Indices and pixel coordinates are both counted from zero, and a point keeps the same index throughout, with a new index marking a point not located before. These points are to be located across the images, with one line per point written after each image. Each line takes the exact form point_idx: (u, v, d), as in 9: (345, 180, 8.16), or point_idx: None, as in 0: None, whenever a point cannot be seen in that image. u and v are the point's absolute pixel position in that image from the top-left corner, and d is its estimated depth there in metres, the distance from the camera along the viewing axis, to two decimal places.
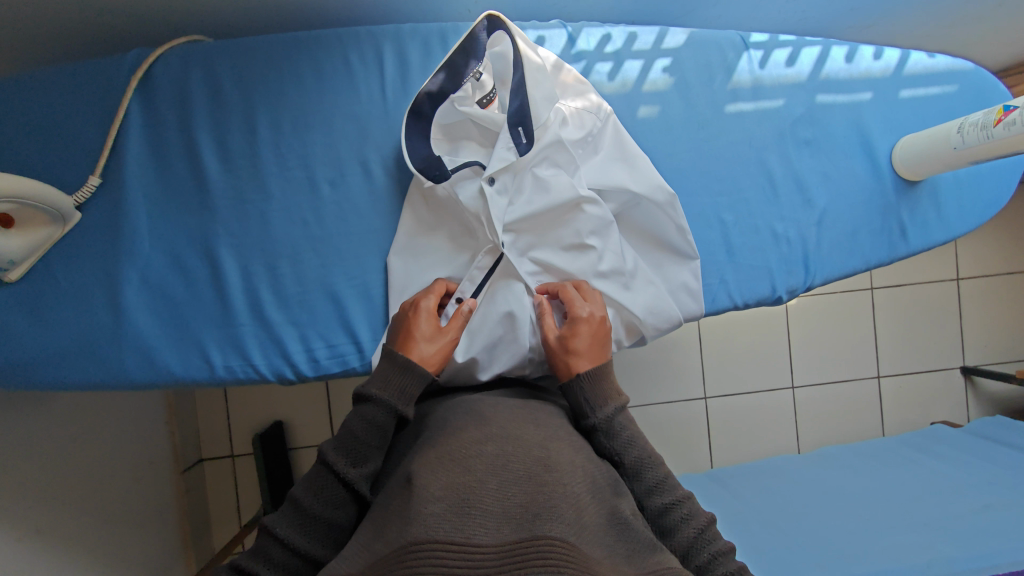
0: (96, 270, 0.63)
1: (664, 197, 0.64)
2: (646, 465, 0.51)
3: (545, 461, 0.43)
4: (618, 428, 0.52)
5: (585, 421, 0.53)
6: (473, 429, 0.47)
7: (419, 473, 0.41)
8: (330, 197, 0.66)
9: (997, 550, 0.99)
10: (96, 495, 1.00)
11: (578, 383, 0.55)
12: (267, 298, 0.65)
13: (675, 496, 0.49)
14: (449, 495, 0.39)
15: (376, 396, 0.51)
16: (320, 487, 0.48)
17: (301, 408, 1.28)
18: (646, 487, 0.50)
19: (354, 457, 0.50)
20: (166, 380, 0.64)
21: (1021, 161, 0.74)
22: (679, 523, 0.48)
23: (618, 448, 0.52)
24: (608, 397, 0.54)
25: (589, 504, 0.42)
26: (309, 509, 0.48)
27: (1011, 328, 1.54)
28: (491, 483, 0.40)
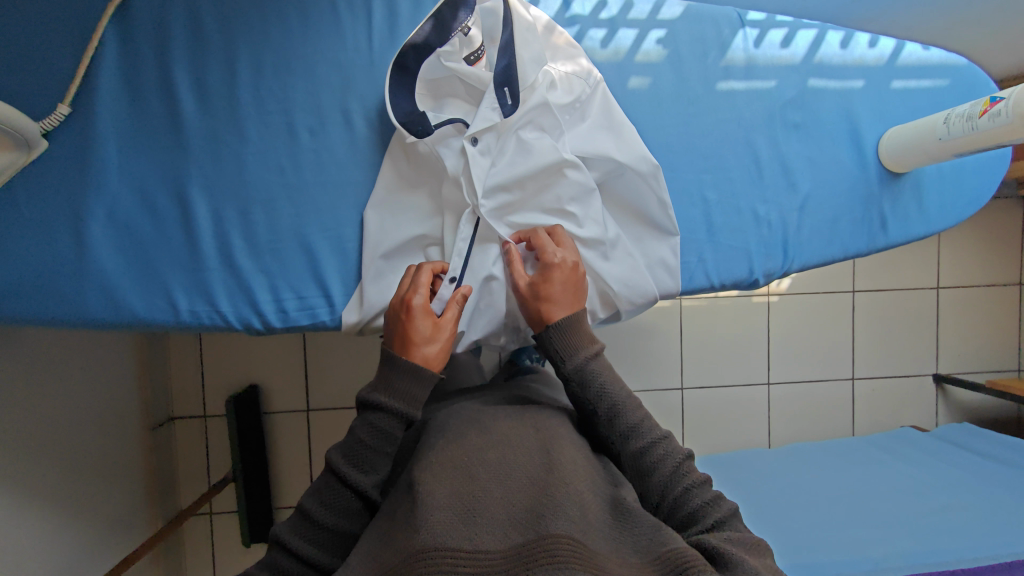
0: (62, 203, 0.61)
1: (647, 167, 0.65)
2: (618, 412, 0.56)
3: (543, 467, 0.50)
4: (589, 376, 0.58)
5: (558, 372, 0.59)
6: (475, 440, 0.54)
7: (426, 484, 0.49)
8: (309, 145, 0.65)
9: (950, 548, 1.02)
10: (66, 443, 0.98)
11: (547, 334, 0.60)
12: (239, 244, 0.64)
13: (650, 439, 0.55)
14: (454, 505, 0.46)
15: (383, 404, 0.56)
16: (331, 495, 0.54)
17: (276, 367, 1.27)
18: (623, 431, 0.56)
19: (361, 465, 0.55)
20: (131, 321, 0.63)
21: (1005, 153, 0.73)
22: (656, 461, 0.54)
23: (592, 397, 0.57)
24: (579, 346, 0.59)
25: (588, 499, 0.49)
26: (318, 517, 0.54)
27: (985, 339, 1.56)
28: (495, 491, 0.48)
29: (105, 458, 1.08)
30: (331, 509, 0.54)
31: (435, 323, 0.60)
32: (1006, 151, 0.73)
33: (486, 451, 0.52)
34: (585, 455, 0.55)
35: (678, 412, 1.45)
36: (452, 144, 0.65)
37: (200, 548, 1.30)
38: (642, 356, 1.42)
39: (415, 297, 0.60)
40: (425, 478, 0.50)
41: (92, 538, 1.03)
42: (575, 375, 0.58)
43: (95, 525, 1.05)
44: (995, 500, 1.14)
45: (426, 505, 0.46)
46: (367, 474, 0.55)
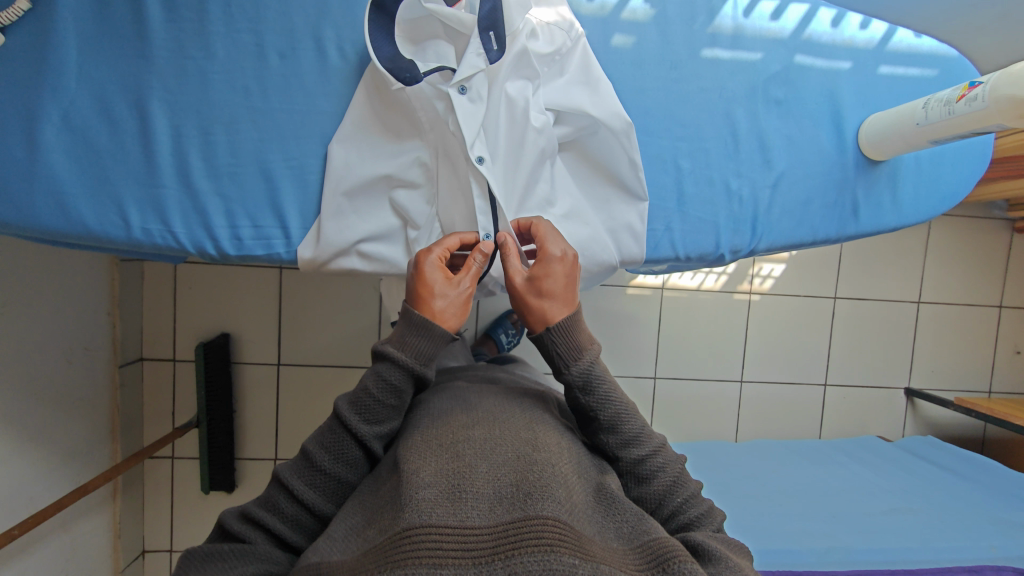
0: (17, 102, 0.59)
1: (620, 125, 0.64)
2: (622, 420, 0.54)
3: (531, 446, 0.48)
4: (594, 382, 0.55)
5: (561, 378, 0.56)
6: (461, 421, 0.52)
7: (411, 461, 0.46)
8: (278, 69, 0.63)
9: (893, 548, 1.03)
10: (27, 366, 0.97)
11: (547, 336, 0.56)
12: (197, 164, 0.63)
13: (650, 448, 0.53)
14: (439, 481, 0.43)
15: (396, 357, 0.54)
16: (335, 443, 0.53)
17: (247, 315, 1.26)
18: (622, 440, 0.54)
19: (368, 416, 0.54)
20: (80, 233, 0.61)
21: (987, 142, 0.73)
22: (655, 471, 0.53)
23: (595, 403, 0.55)
24: (583, 349, 0.56)
25: (576, 483, 0.47)
26: (321, 463, 0.52)
27: (961, 357, 1.57)
28: (481, 468, 0.45)
29: (68, 388, 1.07)
30: (334, 456, 0.53)
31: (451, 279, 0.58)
32: (990, 138, 0.72)
33: (473, 430, 0.50)
34: (569, 438, 0.54)
35: (648, 401, 1.45)
36: (440, 92, 0.62)
37: (156, 490, 1.29)
38: (618, 340, 1.41)
39: (430, 252, 0.58)
40: (410, 456, 0.47)
41: (47, 465, 1.02)
42: (579, 380, 0.55)
43: (51, 453, 1.03)
44: (946, 509, 1.15)
45: (410, 481, 0.43)
46: (373, 426, 0.54)
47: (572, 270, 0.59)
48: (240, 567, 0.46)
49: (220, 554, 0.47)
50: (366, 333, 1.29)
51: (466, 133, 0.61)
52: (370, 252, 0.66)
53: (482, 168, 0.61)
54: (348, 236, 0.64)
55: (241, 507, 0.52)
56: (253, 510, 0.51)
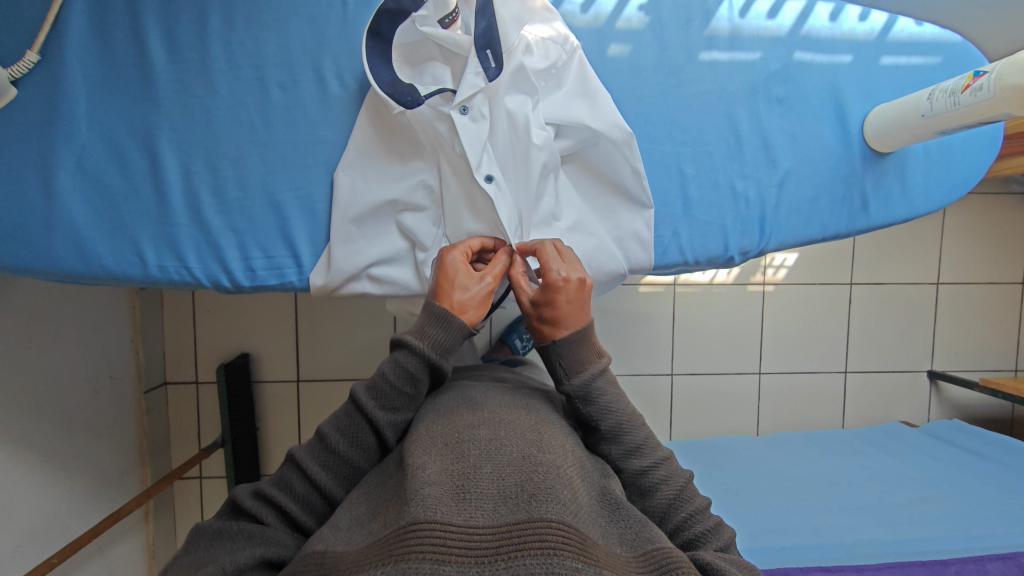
0: (32, 150, 0.61)
1: (620, 135, 0.64)
2: (624, 430, 0.55)
3: (536, 447, 0.48)
4: (594, 394, 0.55)
5: (561, 389, 0.56)
6: (467, 418, 0.53)
7: (415, 457, 0.47)
8: (281, 101, 0.64)
9: (923, 538, 1.02)
10: (55, 400, 0.99)
11: (553, 348, 0.57)
12: (208, 200, 0.64)
13: (652, 460, 0.53)
14: (443, 481, 0.43)
15: (412, 343, 0.54)
16: (351, 427, 0.53)
17: (265, 337, 1.28)
18: (625, 450, 0.54)
19: (384, 403, 0.54)
20: (98, 273, 0.63)
21: (998, 129, 0.71)
22: (657, 483, 0.52)
23: (596, 414, 0.55)
24: (585, 363, 0.56)
25: (582, 486, 0.46)
26: (336, 447, 0.53)
27: (984, 337, 1.54)
28: (486, 468, 0.45)
29: (96, 417, 1.09)
30: (348, 440, 0.53)
31: (472, 274, 0.60)
32: (1000, 126, 0.71)
33: (478, 428, 0.50)
34: (574, 442, 0.53)
35: (667, 398, 1.44)
36: (443, 114, 0.63)
37: (187, 511, 1.32)
38: (633, 339, 1.41)
39: (454, 249, 0.61)
40: (415, 453, 0.48)
41: (80, 494, 1.05)
42: (579, 393, 0.55)
43: (84, 482, 1.06)
44: (977, 495, 1.13)
45: (415, 478, 0.44)
46: (388, 414, 0.54)
47: (580, 292, 0.58)
48: (248, 547, 0.46)
49: (230, 534, 0.48)
50: (382, 346, 1.30)
51: (470, 154, 0.61)
52: (380, 275, 0.66)
53: (488, 189, 0.62)
54: (358, 261, 0.65)
55: (255, 485, 0.52)
56: (267, 489, 0.52)
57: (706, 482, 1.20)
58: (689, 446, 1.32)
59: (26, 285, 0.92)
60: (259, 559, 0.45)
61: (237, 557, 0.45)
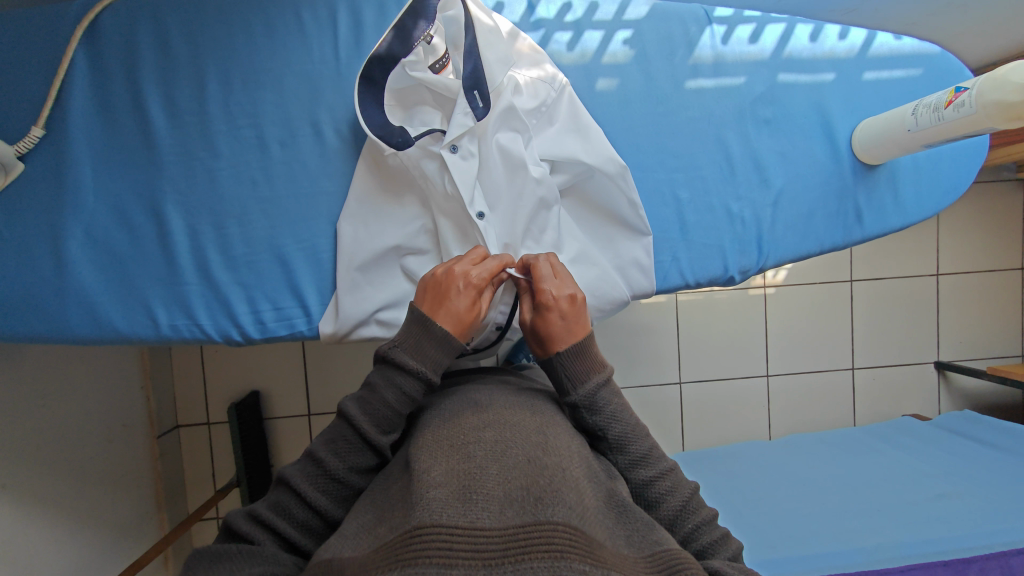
0: (41, 222, 0.63)
1: (615, 168, 0.65)
2: (629, 439, 0.54)
3: (542, 449, 0.48)
4: (599, 404, 0.55)
5: (567, 399, 0.56)
6: (471, 421, 0.53)
7: (421, 462, 0.47)
8: (280, 157, 0.66)
9: (944, 537, 1.01)
10: (70, 457, 0.99)
11: (558, 361, 0.56)
12: (214, 258, 0.65)
13: (656, 471, 0.53)
14: (450, 483, 0.43)
15: (411, 366, 0.54)
16: (349, 449, 0.52)
17: (276, 377, 1.28)
18: (631, 459, 0.53)
19: (384, 426, 0.53)
20: (112, 337, 0.64)
21: (984, 141, 0.72)
22: (663, 494, 0.52)
23: (602, 422, 0.55)
24: (590, 372, 0.56)
25: (590, 487, 0.46)
26: (335, 470, 0.51)
27: (988, 326, 1.54)
28: (492, 469, 0.44)
29: (112, 468, 1.10)
30: (347, 463, 0.52)
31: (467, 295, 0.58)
32: (986, 137, 0.72)
33: (482, 430, 0.50)
34: (580, 442, 0.53)
35: (677, 407, 1.45)
36: (431, 153, 0.63)
37: None
38: (639, 351, 1.42)
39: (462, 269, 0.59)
40: (421, 457, 0.47)
41: (100, 549, 1.05)
42: (585, 402, 0.55)
43: (103, 535, 1.07)
44: (994, 489, 1.13)
45: (420, 481, 0.44)
46: (387, 435, 0.54)
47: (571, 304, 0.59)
48: (248, 567, 0.44)
49: (227, 556, 0.45)
50: None
51: (461, 189, 0.62)
52: (387, 318, 0.66)
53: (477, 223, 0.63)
54: (364, 307, 0.65)
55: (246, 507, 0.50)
56: (262, 512, 0.49)
57: (723, 492, 1.20)
58: (702, 455, 1.32)
59: (34, 347, 0.93)
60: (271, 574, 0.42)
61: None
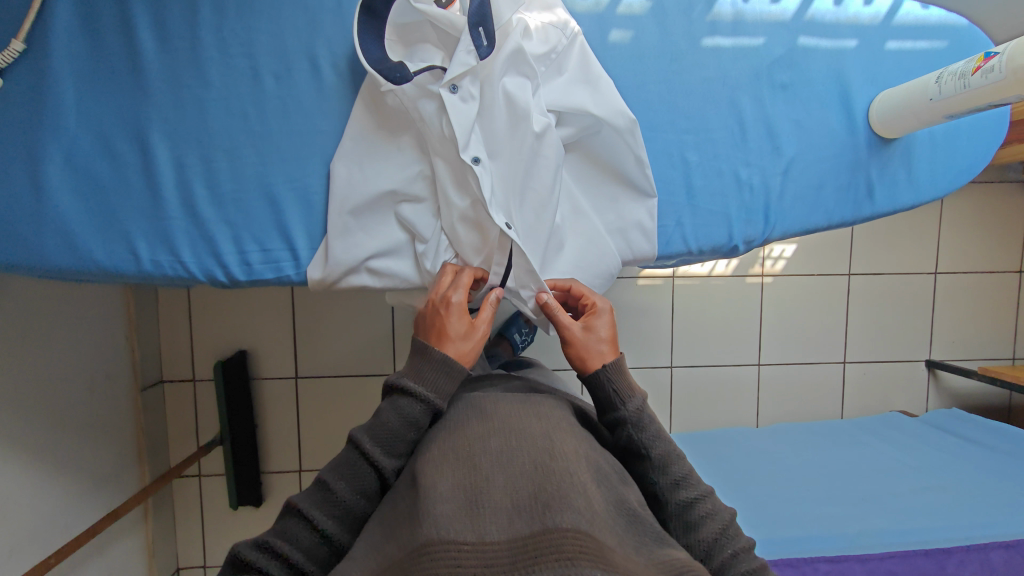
0: (18, 142, 0.60)
1: (624, 122, 0.62)
2: (672, 460, 0.56)
3: (549, 452, 0.49)
4: (646, 420, 0.58)
5: (617, 413, 0.58)
6: (477, 427, 0.53)
7: (427, 475, 0.47)
8: (274, 90, 0.62)
9: (926, 527, 1.01)
10: (51, 402, 0.97)
11: (604, 373, 0.59)
12: (200, 192, 0.62)
13: (698, 492, 0.54)
14: (456, 496, 0.45)
15: (416, 392, 0.56)
16: (354, 475, 0.54)
17: (263, 335, 1.26)
18: (672, 481, 0.55)
19: (388, 448, 0.55)
20: (91, 269, 0.61)
21: (1003, 113, 0.70)
22: (703, 516, 0.53)
23: (648, 440, 0.57)
24: (636, 389, 0.60)
25: (598, 492, 0.47)
26: (340, 495, 0.54)
27: (981, 327, 1.54)
28: (499, 480, 0.46)
29: (93, 417, 1.08)
30: (352, 488, 0.54)
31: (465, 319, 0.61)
32: (1006, 110, 0.70)
33: (488, 439, 0.51)
34: (588, 445, 0.54)
35: (666, 391, 1.44)
36: (430, 93, 0.61)
37: (188, 512, 1.30)
38: (632, 333, 1.40)
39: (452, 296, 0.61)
40: (427, 469, 0.48)
41: (76, 496, 1.03)
42: (633, 417, 0.58)
43: (81, 483, 1.05)
44: (978, 484, 1.13)
45: (427, 493, 0.45)
46: (392, 458, 0.55)
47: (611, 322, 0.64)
48: None
49: None
50: (379, 344, 1.29)
51: (458, 131, 0.60)
52: (380, 268, 0.65)
53: (473, 168, 0.60)
54: (356, 254, 0.63)
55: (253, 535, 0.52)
56: (267, 538, 0.51)
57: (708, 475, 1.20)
58: (689, 438, 1.32)
59: (20, 285, 0.91)
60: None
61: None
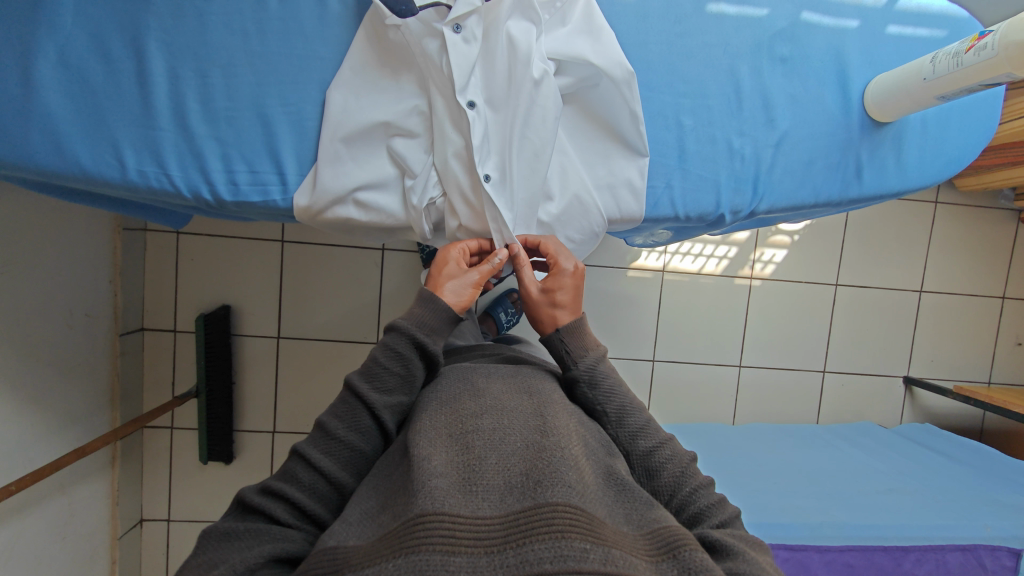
0: (12, 37, 0.59)
1: (621, 74, 0.63)
2: (627, 413, 0.59)
3: (541, 431, 0.49)
4: (599, 377, 0.61)
5: (569, 373, 0.61)
6: (470, 404, 0.52)
7: (420, 448, 0.47)
8: (276, 12, 0.62)
9: (888, 524, 1.03)
10: (30, 327, 0.96)
11: (557, 337, 0.64)
12: (193, 106, 0.62)
13: (656, 441, 0.56)
14: (450, 472, 0.44)
15: (399, 324, 0.58)
16: (348, 412, 0.55)
17: (248, 288, 1.25)
18: (631, 432, 0.57)
19: (377, 384, 0.56)
20: (75, 173, 0.61)
21: (994, 95, 0.71)
22: (664, 462, 0.55)
23: (602, 397, 0.60)
24: (588, 348, 0.63)
25: (587, 465, 0.47)
26: (335, 433, 0.54)
27: (962, 348, 1.55)
28: (492, 458, 0.45)
29: (69, 352, 1.06)
30: (347, 424, 0.55)
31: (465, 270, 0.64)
32: (1000, 90, 0.71)
33: (481, 417, 0.50)
34: (578, 421, 0.54)
35: (646, 383, 1.44)
36: (434, 30, 0.61)
37: (155, 461, 1.29)
38: (617, 322, 1.40)
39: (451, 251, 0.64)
40: (420, 443, 0.47)
41: (46, 427, 1.01)
42: (585, 376, 0.61)
43: (51, 416, 1.03)
44: (943, 490, 1.15)
45: (420, 468, 0.44)
46: (384, 396, 0.56)
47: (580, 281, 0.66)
48: (256, 544, 0.46)
49: (236, 534, 0.48)
50: (364, 307, 1.28)
51: (456, 69, 0.60)
52: (367, 201, 0.65)
53: (465, 110, 0.61)
54: (344, 183, 0.63)
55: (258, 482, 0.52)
56: (271, 482, 0.52)
57: None
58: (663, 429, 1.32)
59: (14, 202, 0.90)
60: (271, 557, 0.45)
61: (247, 558, 0.44)
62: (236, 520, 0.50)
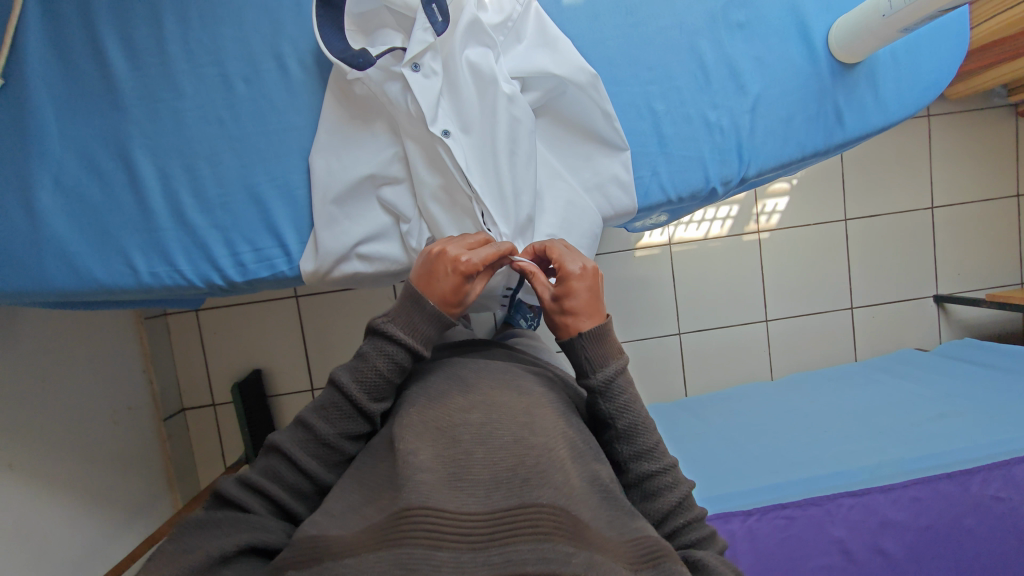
0: (12, 175, 0.63)
1: (586, 78, 0.64)
2: (637, 433, 0.55)
3: (529, 428, 0.48)
4: (616, 391, 0.57)
5: (585, 381, 0.58)
6: (459, 401, 0.52)
7: (408, 442, 0.47)
8: (245, 94, 0.64)
9: (948, 451, 1.01)
10: (79, 434, 0.99)
11: (579, 342, 0.58)
12: (188, 201, 0.64)
13: (661, 465, 0.54)
14: (439, 465, 0.44)
15: (400, 337, 0.55)
16: (341, 418, 0.54)
17: (275, 350, 1.28)
18: (636, 453, 0.55)
19: (373, 393, 0.55)
20: (93, 288, 0.64)
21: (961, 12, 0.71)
22: (662, 488, 0.53)
23: (614, 411, 0.57)
24: (609, 358, 0.58)
25: (574, 467, 0.47)
26: (325, 436, 0.53)
27: (986, 255, 1.53)
28: (479, 453, 0.45)
29: (120, 448, 1.10)
30: (337, 429, 0.54)
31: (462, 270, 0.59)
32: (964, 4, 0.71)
33: (469, 412, 0.50)
34: (565, 421, 0.53)
35: (677, 358, 1.44)
36: (395, 75, 0.62)
37: None
38: (637, 304, 1.41)
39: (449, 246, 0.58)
40: (408, 438, 0.47)
41: (114, 523, 1.05)
42: (601, 386, 0.57)
43: (116, 512, 1.06)
44: (995, 404, 1.13)
45: (408, 461, 0.44)
46: (378, 405, 0.56)
47: (596, 281, 0.60)
48: (234, 533, 0.47)
49: (214, 521, 0.48)
50: None
51: (426, 107, 0.61)
52: (368, 253, 0.67)
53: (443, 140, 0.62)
54: (344, 241, 0.65)
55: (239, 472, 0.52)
56: (253, 476, 0.52)
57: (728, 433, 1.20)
58: (702, 400, 1.33)
59: (41, 320, 0.94)
60: (245, 545, 0.46)
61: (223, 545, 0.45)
62: (212, 511, 0.50)
